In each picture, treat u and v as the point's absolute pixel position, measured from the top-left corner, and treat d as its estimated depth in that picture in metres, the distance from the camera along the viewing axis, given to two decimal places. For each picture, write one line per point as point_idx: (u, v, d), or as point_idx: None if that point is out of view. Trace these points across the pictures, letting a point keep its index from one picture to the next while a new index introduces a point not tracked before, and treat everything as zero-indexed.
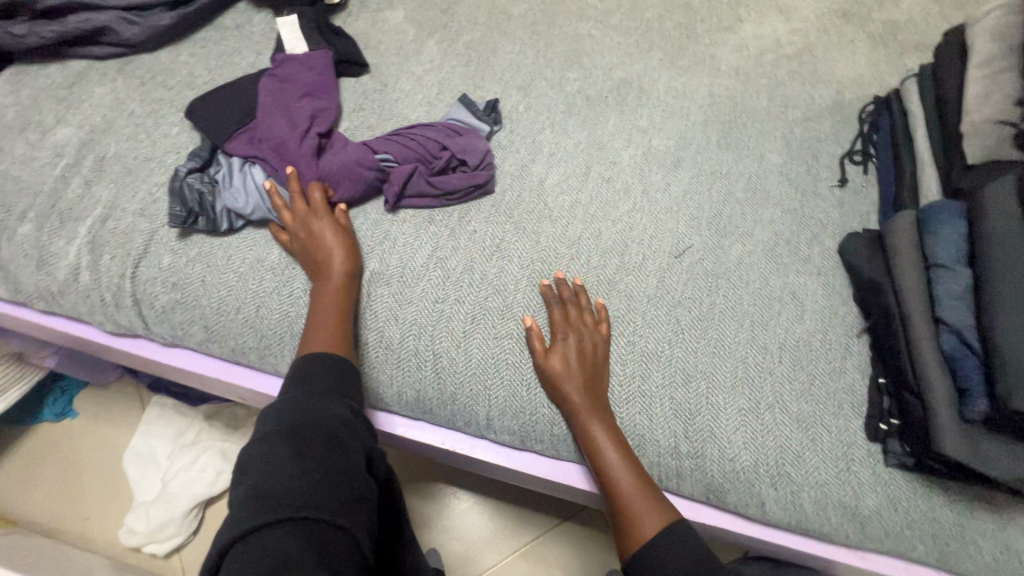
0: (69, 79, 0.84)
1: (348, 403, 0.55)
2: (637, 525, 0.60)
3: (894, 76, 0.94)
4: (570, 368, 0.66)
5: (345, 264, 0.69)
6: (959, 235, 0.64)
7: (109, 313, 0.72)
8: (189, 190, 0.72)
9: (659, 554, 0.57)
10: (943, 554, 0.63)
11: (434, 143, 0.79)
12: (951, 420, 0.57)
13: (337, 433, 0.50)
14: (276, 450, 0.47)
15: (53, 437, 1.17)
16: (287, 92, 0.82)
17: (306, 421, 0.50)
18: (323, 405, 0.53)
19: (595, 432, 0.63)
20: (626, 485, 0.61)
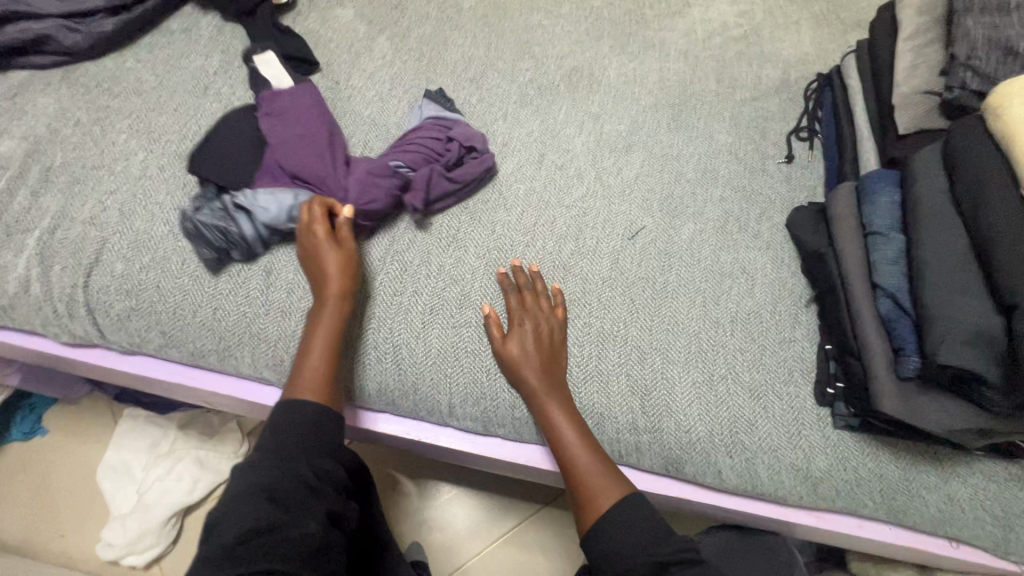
0: (11, 90, 0.83)
1: (316, 463, 0.56)
2: (593, 500, 0.62)
3: (836, 54, 0.96)
4: (527, 353, 0.67)
5: (339, 284, 0.66)
6: (892, 203, 0.66)
7: (63, 324, 0.71)
8: (213, 229, 0.70)
9: (613, 528, 0.59)
10: (892, 508, 0.66)
11: (435, 139, 0.78)
12: (886, 378, 0.59)
13: (304, 502, 0.52)
14: (245, 511, 0.49)
15: (22, 456, 1.15)
16: (290, 123, 0.77)
17: (274, 482, 0.52)
18: (290, 463, 0.54)
19: (552, 413, 0.65)
20: (582, 462, 0.63)
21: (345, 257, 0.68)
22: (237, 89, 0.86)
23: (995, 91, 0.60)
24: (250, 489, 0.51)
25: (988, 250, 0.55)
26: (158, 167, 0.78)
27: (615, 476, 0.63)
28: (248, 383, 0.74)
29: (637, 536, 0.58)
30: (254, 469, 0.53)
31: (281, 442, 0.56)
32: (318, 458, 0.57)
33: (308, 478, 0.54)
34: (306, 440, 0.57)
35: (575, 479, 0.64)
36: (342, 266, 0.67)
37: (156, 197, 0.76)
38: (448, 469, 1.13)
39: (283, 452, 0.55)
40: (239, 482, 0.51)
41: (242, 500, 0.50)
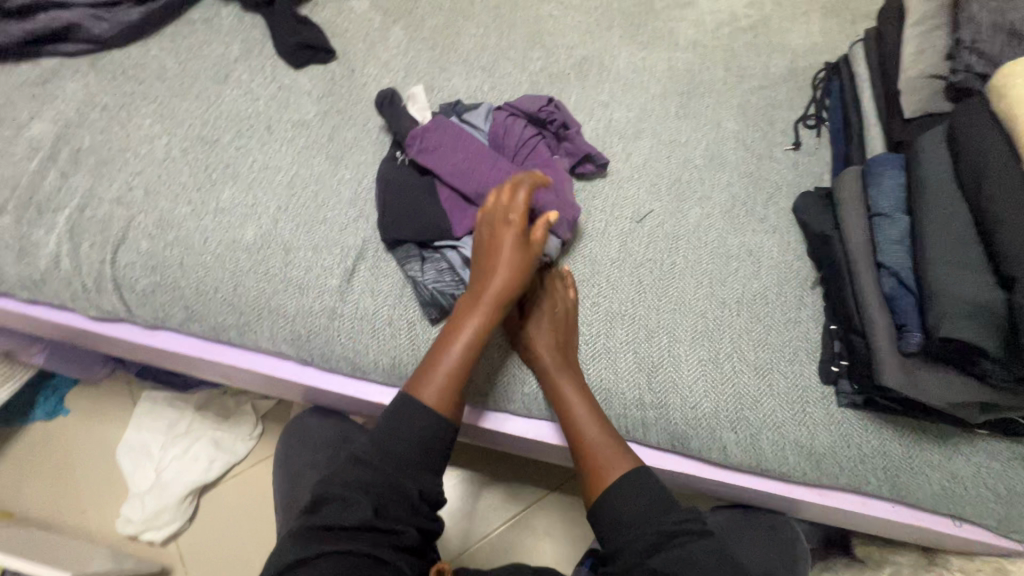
0: (41, 76, 0.86)
1: (421, 480, 0.62)
2: (600, 471, 0.64)
3: (844, 43, 0.97)
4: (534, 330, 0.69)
5: (501, 288, 0.66)
6: (898, 185, 0.67)
7: (91, 298, 0.74)
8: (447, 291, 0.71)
9: (619, 496, 0.61)
10: (895, 485, 0.67)
11: (520, 125, 0.80)
12: (890, 354, 0.60)
13: (400, 518, 0.60)
14: (352, 505, 0.58)
15: (45, 435, 1.18)
16: (450, 159, 0.75)
17: (380, 490, 0.60)
18: (401, 474, 0.61)
19: (561, 387, 0.67)
20: (590, 435, 0.65)
21: (515, 267, 0.67)
22: (256, 76, 0.89)
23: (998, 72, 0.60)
24: (360, 484, 0.60)
25: (989, 227, 0.56)
26: (181, 150, 0.81)
27: (620, 447, 0.65)
28: (267, 357, 0.76)
29: (646, 509, 0.60)
30: (367, 468, 0.61)
31: (391, 449, 0.62)
32: (425, 474, 0.63)
33: (410, 496, 0.61)
34: (417, 455, 0.63)
35: (583, 451, 0.65)
36: (513, 273, 0.67)
37: (179, 178, 0.78)
38: (458, 454, 1.15)
39: (391, 459, 0.62)
40: (352, 473, 0.61)
41: (353, 495, 0.59)
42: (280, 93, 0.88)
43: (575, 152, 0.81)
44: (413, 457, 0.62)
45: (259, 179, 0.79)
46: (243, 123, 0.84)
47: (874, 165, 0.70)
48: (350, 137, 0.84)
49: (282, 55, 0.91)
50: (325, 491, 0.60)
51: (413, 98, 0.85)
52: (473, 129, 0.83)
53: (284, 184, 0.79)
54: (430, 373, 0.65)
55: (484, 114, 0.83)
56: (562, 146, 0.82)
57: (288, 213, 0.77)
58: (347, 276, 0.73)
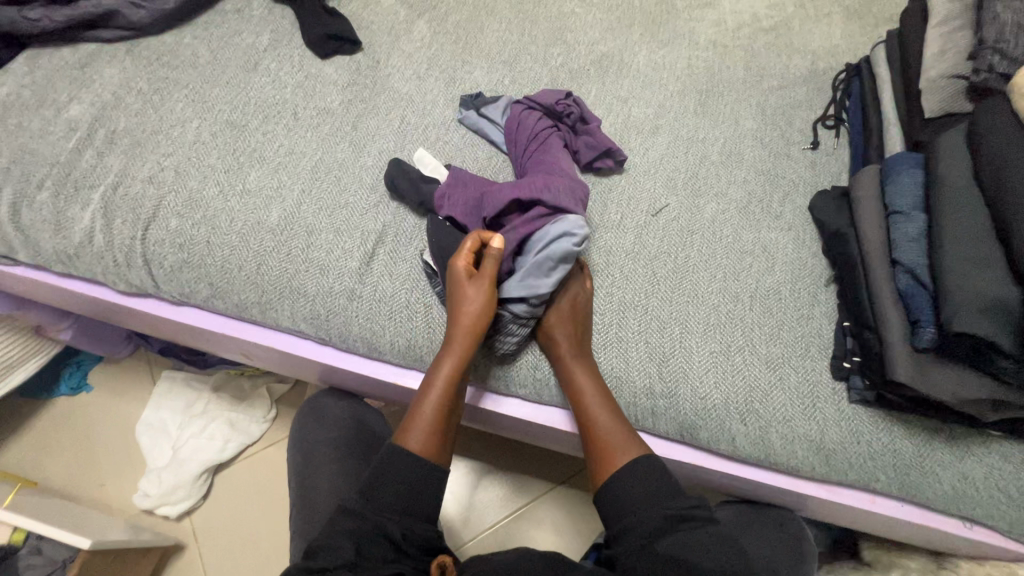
0: (81, 61, 0.90)
1: (405, 522, 0.61)
2: (609, 456, 0.65)
3: (866, 46, 0.97)
4: (554, 318, 0.70)
5: (466, 326, 0.67)
6: (916, 183, 0.68)
7: (121, 273, 0.77)
8: (512, 335, 0.72)
9: (623, 479, 0.63)
10: (905, 484, 0.67)
11: (535, 117, 0.83)
12: (902, 349, 0.60)
13: (385, 558, 0.58)
14: (336, 547, 0.58)
15: (68, 409, 1.22)
16: (466, 197, 0.76)
17: (365, 532, 0.59)
18: (382, 516, 0.61)
19: (574, 370, 0.68)
20: (602, 420, 0.66)
21: (478, 317, 0.67)
22: (284, 65, 0.92)
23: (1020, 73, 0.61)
24: (342, 528, 0.59)
25: (1007, 224, 0.56)
26: (211, 134, 0.83)
27: (629, 437, 0.66)
28: (286, 336, 0.78)
29: (647, 495, 0.62)
30: (351, 514, 0.61)
31: (375, 494, 0.62)
32: (411, 519, 0.62)
33: (393, 536, 0.59)
34: (399, 501, 0.62)
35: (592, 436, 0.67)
36: (473, 309, 0.67)
37: (208, 160, 0.81)
38: (466, 444, 1.17)
39: (376, 503, 0.61)
40: (338, 521, 0.60)
41: (338, 538, 0.58)
42: (307, 81, 0.90)
43: (595, 145, 0.82)
44: (391, 499, 0.62)
45: (284, 163, 0.82)
46: (271, 110, 0.87)
47: (893, 164, 0.70)
48: (373, 126, 0.87)
49: (310, 45, 0.93)
50: (313, 544, 0.59)
51: (422, 161, 0.82)
52: (492, 124, 0.86)
53: (308, 169, 0.81)
54: (414, 421, 0.66)
55: (502, 106, 0.85)
56: (579, 138, 0.83)
57: (312, 197, 0.79)
58: (367, 258, 0.75)
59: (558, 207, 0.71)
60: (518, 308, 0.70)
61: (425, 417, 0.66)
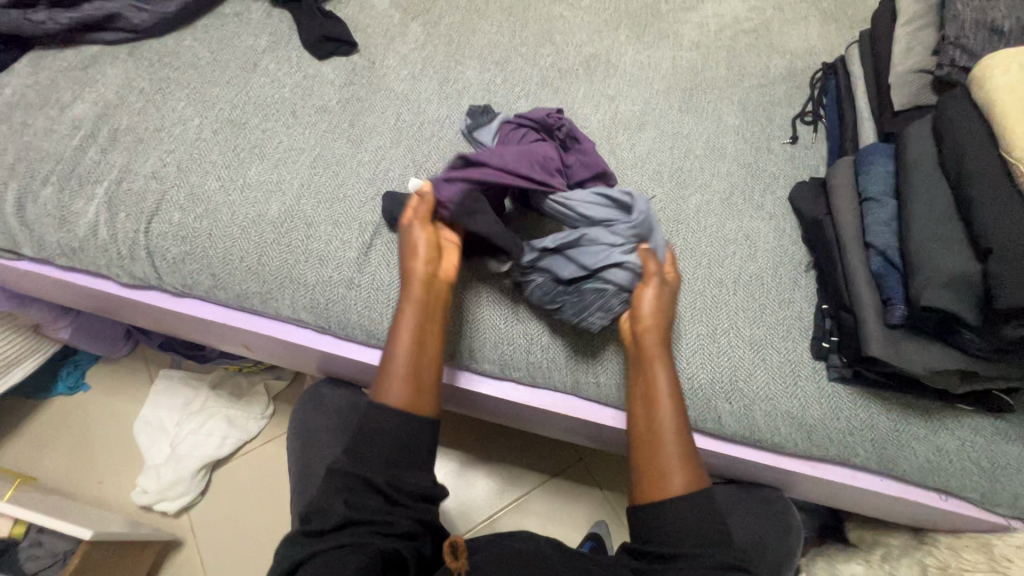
0: (84, 62, 0.92)
1: (390, 473, 0.62)
2: (664, 478, 0.63)
3: (842, 47, 1.02)
4: (650, 311, 0.68)
5: (414, 272, 0.69)
6: (886, 172, 0.72)
7: (125, 266, 0.79)
8: (613, 309, 0.70)
9: (676, 511, 0.60)
10: (883, 458, 0.70)
11: (522, 135, 0.80)
12: (876, 325, 0.64)
13: (379, 510, 0.60)
14: (329, 508, 0.59)
15: (66, 409, 1.23)
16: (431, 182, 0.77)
17: (355, 488, 0.61)
18: (368, 469, 0.62)
19: (659, 383, 0.66)
20: (667, 438, 0.64)
21: (419, 259, 0.69)
22: (283, 66, 0.95)
23: (977, 66, 0.65)
24: (333, 488, 0.62)
25: (968, 205, 0.60)
26: (212, 131, 0.86)
27: (693, 468, 0.63)
28: (286, 325, 0.80)
29: (696, 531, 0.59)
30: (339, 473, 0.62)
31: (361, 452, 0.63)
32: (395, 469, 0.62)
33: (378, 484, 0.61)
34: (385, 453, 0.63)
35: (653, 451, 0.64)
36: (416, 254, 0.69)
37: (210, 156, 0.84)
38: (462, 439, 1.19)
39: (364, 459, 0.62)
40: (331, 480, 0.62)
41: (330, 500, 0.60)
42: (305, 81, 0.93)
43: (586, 163, 0.77)
44: (378, 451, 0.63)
45: (284, 159, 0.84)
46: (270, 108, 0.90)
47: (866, 154, 0.74)
48: (370, 123, 0.90)
49: (307, 47, 0.97)
50: (309, 509, 0.61)
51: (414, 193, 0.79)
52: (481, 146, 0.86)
53: (307, 164, 0.84)
54: (386, 377, 0.67)
55: (491, 129, 0.85)
56: (572, 155, 0.79)
57: (311, 191, 0.82)
58: (365, 247, 0.78)
59: (505, 168, 0.70)
60: (620, 275, 0.68)
61: (396, 370, 0.66)
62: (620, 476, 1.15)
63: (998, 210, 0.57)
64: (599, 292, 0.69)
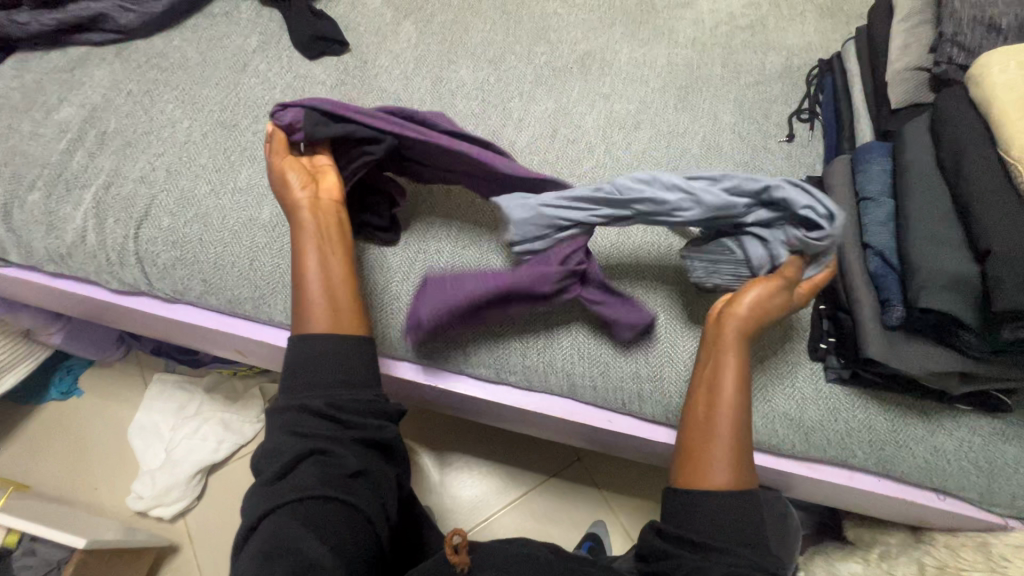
0: (70, 63, 0.91)
1: (332, 394, 0.59)
2: (710, 471, 0.60)
3: (838, 43, 1.01)
4: (758, 303, 0.62)
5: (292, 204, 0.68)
6: (883, 171, 0.71)
7: (115, 272, 0.78)
8: (723, 275, 0.66)
9: (712, 505, 0.58)
10: (880, 458, 0.70)
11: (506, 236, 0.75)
12: (874, 327, 0.63)
13: (328, 436, 0.58)
14: (282, 450, 0.57)
15: (59, 414, 1.22)
16: None
17: (302, 420, 0.59)
18: (310, 398, 0.59)
19: (727, 381, 0.62)
20: (728, 433, 0.60)
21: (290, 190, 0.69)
22: (273, 66, 0.93)
23: (975, 63, 0.65)
24: (285, 428, 0.59)
25: (966, 205, 0.59)
26: (202, 133, 0.85)
27: (745, 465, 0.60)
28: (279, 330, 0.79)
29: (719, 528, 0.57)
30: (287, 413, 0.60)
31: (301, 383, 0.61)
32: (337, 388, 0.60)
33: (324, 411, 0.58)
34: (327, 378, 0.60)
35: (707, 444, 0.61)
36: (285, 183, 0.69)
37: (200, 159, 0.82)
38: (459, 441, 1.18)
39: (306, 387, 0.60)
40: (280, 418, 0.60)
41: (282, 439, 0.58)
42: (296, 82, 0.92)
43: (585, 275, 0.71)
44: (322, 377, 0.60)
45: None
46: (260, 110, 0.88)
47: (863, 152, 0.74)
48: None
49: (298, 46, 0.95)
50: (263, 456, 0.59)
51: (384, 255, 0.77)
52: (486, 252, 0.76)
53: None
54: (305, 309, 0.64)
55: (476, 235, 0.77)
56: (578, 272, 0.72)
57: None
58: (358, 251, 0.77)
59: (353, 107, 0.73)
60: (756, 250, 0.63)
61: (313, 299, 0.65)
62: (617, 476, 1.14)
63: (997, 210, 0.57)
64: (721, 249, 0.65)
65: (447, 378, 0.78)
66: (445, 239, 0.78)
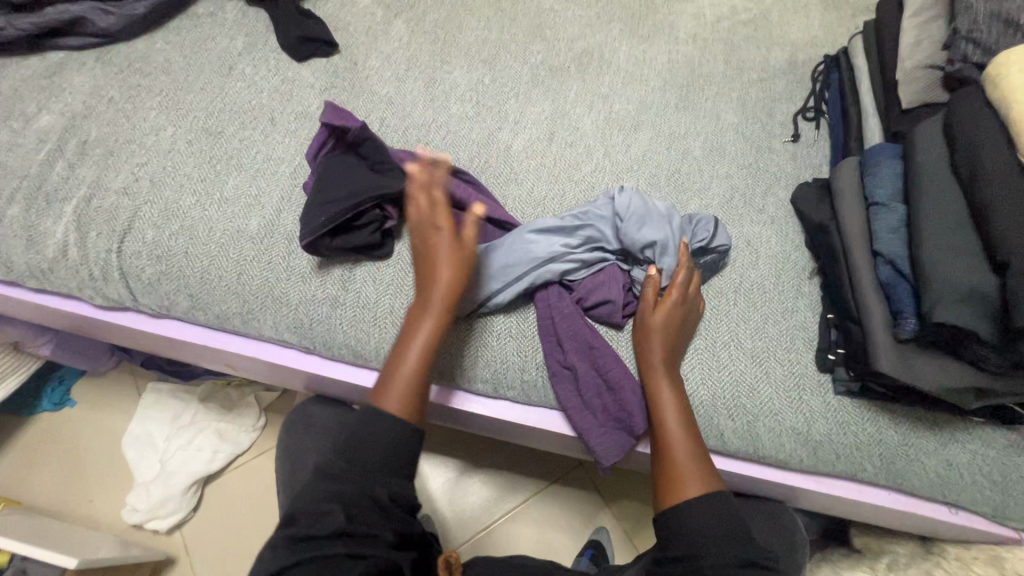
0: (50, 69, 0.88)
1: (391, 484, 0.58)
2: (678, 481, 0.61)
3: (844, 37, 0.98)
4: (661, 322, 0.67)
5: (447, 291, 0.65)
6: (894, 174, 0.68)
7: (98, 287, 0.75)
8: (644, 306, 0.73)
9: (691, 515, 0.57)
10: (891, 473, 0.67)
11: None
12: (886, 340, 0.61)
13: (373, 524, 0.55)
14: (324, 514, 0.54)
15: (52, 425, 1.20)
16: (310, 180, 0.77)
17: (351, 495, 0.55)
18: (367, 479, 0.57)
19: (662, 397, 0.65)
20: (679, 444, 0.63)
21: (453, 276, 0.65)
22: (260, 69, 0.90)
23: (993, 62, 0.62)
24: (327, 494, 0.55)
25: (984, 213, 0.56)
26: (186, 141, 0.82)
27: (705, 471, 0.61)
28: (269, 345, 0.77)
29: (713, 533, 0.56)
30: (332, 478, 0.56)
31: (355, 455, 0.58)
32: (395, 477, 0.58)
33: (379, 500, 0.56)
34: (382, 459, 0.58)
35: (665, 459, 0.63)
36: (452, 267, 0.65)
37: (185, 168, 0.80)
38: (458, 448, 1.16)
39: (360, 467, 0.57)
40: (322, 480, 0.57)
41: (323, 504, 0.55)
42: (284, 85, 0.89)
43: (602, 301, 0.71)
44: (379, 456, 0.58)
45: (263, 170, 0.80)
46: (247, 115, 0.85)
47: (872, 154, 0.71)
48: None
49: (285, 48, 0.92)
50: (295, 509, 0.55)
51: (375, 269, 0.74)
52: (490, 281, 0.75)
53: (287, 175, 0.80)
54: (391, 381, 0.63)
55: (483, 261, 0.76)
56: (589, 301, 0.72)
57: (291, 203, 0.78)
58: (350, 266, 0.74)
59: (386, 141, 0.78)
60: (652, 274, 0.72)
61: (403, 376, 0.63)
62: (619, 481, 1.12)
63: (1017, 219, 0.54)
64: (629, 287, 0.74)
65: (440, 392, 0.75)
66: None
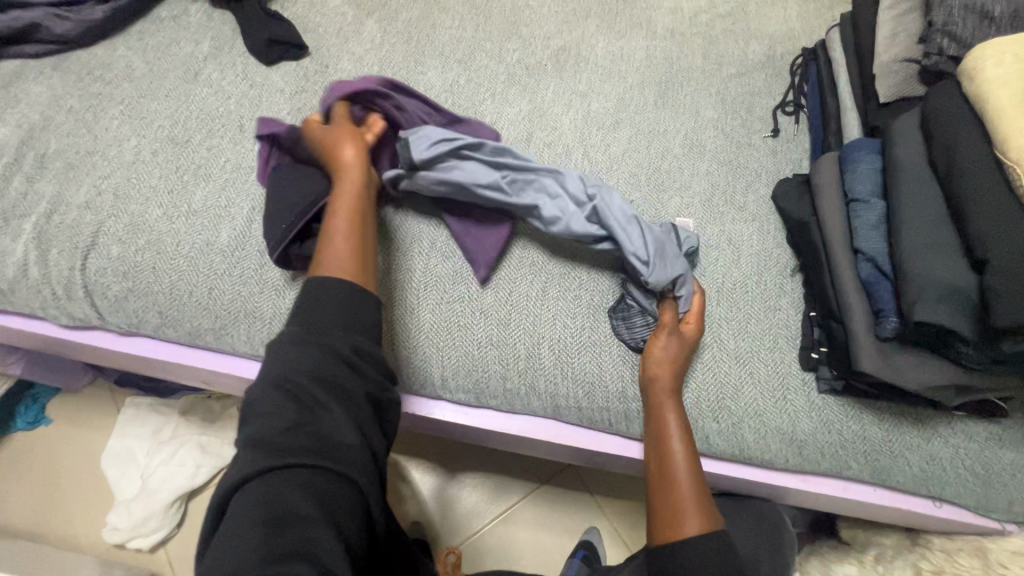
0: (3, 79, 0.84)
1: (354, 340, 0.53)
2: (677, 517, 0.59)
3: (822, 29, 0.97)
4: (674, 357, 0.66)
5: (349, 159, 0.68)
6: (873, 169, 0.68)
7: (63, 307, 0.72)
8: (637, 331, 0.70)
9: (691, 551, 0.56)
10: (876, 469, 0.67)
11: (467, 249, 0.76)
12: (867, 339, 0.61)
13: (342, 383, 0.50)
14: (286, 399, 0.48)
15: (26, 444, 1.17)
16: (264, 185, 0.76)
17: (316, 368, 0.50)
18: (327, 340, 0.52)
19: (671, 430, 0.64)
20: (685, 480, 0.61)
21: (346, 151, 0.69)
22: (227, 74, 0.87)
23: (968, 55, 0.61)
24: (289, 376, 0.49)
25: (962, 210, 0.56)
26: (151, 151, 0.79)
27: (709, 512, 0.60)
28: (244, 360, 0.75)
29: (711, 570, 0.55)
30: (290, 360, 0.50)
31: (313, 320, 0.53)
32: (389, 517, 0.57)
33: (344, 355, 0.51)
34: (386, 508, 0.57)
35: (665, 492, 0.61)
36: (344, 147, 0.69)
37: (150, 180, 0.77)
38: (448, 455, 1.14)
39: (314, 332, 0.52)
40: (274, 373, 0.50)
41: (277, 396, 0.48)
42: (253, 91, 0.86)
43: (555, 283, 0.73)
44: (332, 321, 0.54)
45: (232, 179, 0.78)
46: (214, 123, 0.82)
47: (852, 149, 0.71)
48: None
49: (252, 51, 0.89)
50: (254, 401, 0.49)
51: None
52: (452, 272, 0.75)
53: (258, 184, 0.78)
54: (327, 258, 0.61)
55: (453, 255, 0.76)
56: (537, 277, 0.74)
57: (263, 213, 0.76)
58: None
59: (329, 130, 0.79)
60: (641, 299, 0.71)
61: (342, 243, 0.62)
62: (610, 480, 1.12)
63: (996, 217, 0.54)
64: (626, 307, 0.71)
65: (423, 404, 0.74)
66: (412, 258, 0.75)
